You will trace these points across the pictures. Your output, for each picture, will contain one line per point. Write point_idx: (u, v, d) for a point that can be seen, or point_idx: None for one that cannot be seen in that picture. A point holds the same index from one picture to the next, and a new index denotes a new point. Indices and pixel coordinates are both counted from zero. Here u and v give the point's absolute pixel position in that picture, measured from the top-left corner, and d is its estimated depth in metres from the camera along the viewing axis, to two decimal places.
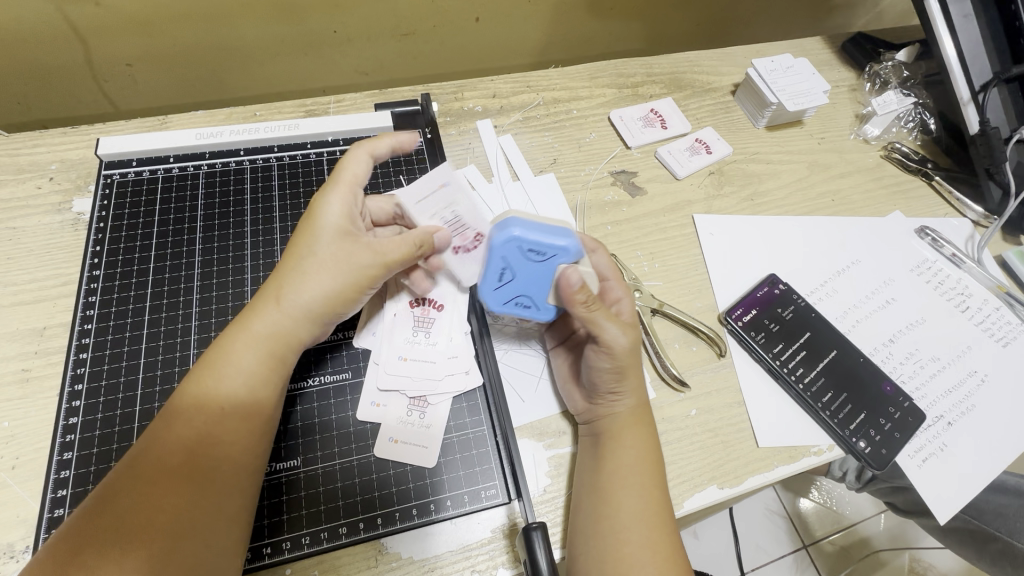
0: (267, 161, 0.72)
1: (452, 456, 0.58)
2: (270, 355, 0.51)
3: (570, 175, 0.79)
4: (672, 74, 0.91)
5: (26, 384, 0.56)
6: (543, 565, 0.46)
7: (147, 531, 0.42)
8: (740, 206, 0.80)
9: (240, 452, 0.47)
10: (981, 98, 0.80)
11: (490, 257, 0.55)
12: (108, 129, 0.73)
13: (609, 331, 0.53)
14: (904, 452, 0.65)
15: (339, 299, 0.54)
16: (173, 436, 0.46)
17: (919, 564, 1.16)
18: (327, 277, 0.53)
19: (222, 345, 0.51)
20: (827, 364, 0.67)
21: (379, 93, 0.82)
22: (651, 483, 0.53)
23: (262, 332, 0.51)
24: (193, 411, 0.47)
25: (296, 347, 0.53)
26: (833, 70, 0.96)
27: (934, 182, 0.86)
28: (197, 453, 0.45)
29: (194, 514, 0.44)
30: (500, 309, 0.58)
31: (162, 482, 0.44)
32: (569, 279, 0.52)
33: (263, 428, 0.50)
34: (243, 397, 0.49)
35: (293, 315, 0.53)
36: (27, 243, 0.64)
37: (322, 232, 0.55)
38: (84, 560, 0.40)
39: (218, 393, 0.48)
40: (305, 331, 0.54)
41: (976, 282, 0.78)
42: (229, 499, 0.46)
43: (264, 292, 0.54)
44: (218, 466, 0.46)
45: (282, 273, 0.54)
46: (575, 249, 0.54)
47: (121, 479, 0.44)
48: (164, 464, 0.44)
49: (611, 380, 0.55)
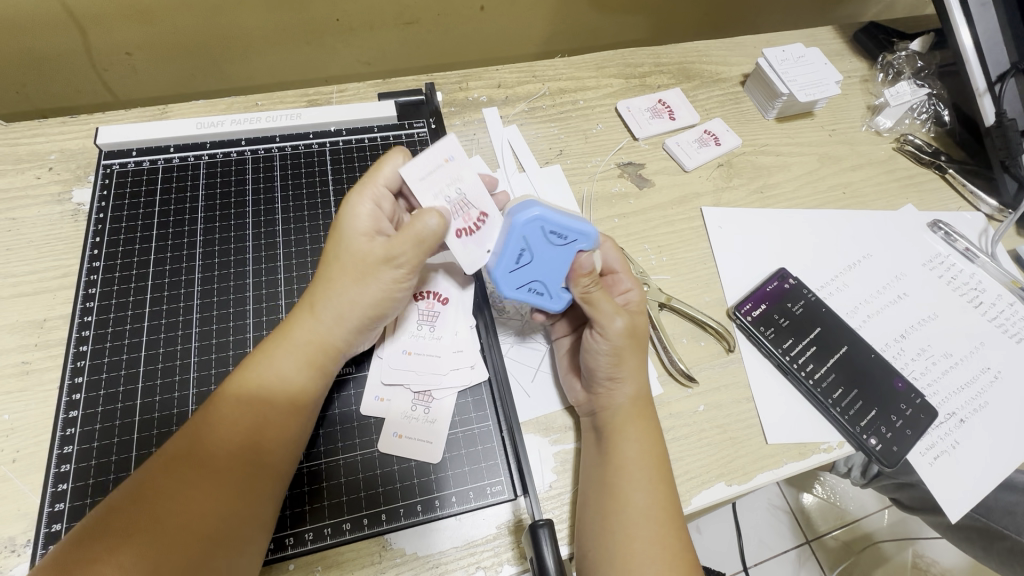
0: (268, 152, 0.71)
1: (457, 451, 0.57)
2: (310, 363, 0.50)
3: (576, 167, 0.78)
4: (680, 64, 0.89)
5: (26, 376, 0.56)
6: (549, 562, 0.45)
7: (184, 535, 0.41)
8: (750, 199, 0.79)
9: (277, 462, 0.47)
10: (998, 89, 0.78)
11: (509, 237, 0.53)
12: (108, 118, 0.72)
13: (614, 317, 0.54)
14: (915, 449, 0.64)
15: (374, 305, 0.52)
16: (214, 439, 0.45)
17: (922, 559, 1.17)
18: (358, 281, 0.51)
19: (265, 350, 0.50)
20: (838, 360, 0.66)
21: (383, 83, 0.81)
22: (660, 479, 0.52)
23: (304, 340, 0.50)
24: (236, 415, 0.47)
25: (336, 357, 0.52)
26: (844, 60, 0.94)
27: (947, 175, 0.84)
28: (237, 459, 0.45)
29: (231, 521, 0.43)
30: (512, 295, 0.56)
31: (202, 485, 0.43)
32: (581, 263, 0.55)
33: (301, 438, 0.50)
34: (284, 406, 0.49)
35: (332, 323, 0.51)
36: (26, 233, 0.63)
37: (356, 235, 0.53)
38: (117, 558, 0.39)
39: (260, 400, 0.48)
40: (344, 341, 0.53)
41: (990, 277, 0.76)
42: (265, 507, 0.46)
43: (304, 297, 0.53)
44: (259, 474, 0.46)
45: (322, 278, 0.53)
46: (594, 235, 0.54)
47: (160, 477, 0.43)
48: (205, 467, 0.44)
49: (609, 364, 0.55)
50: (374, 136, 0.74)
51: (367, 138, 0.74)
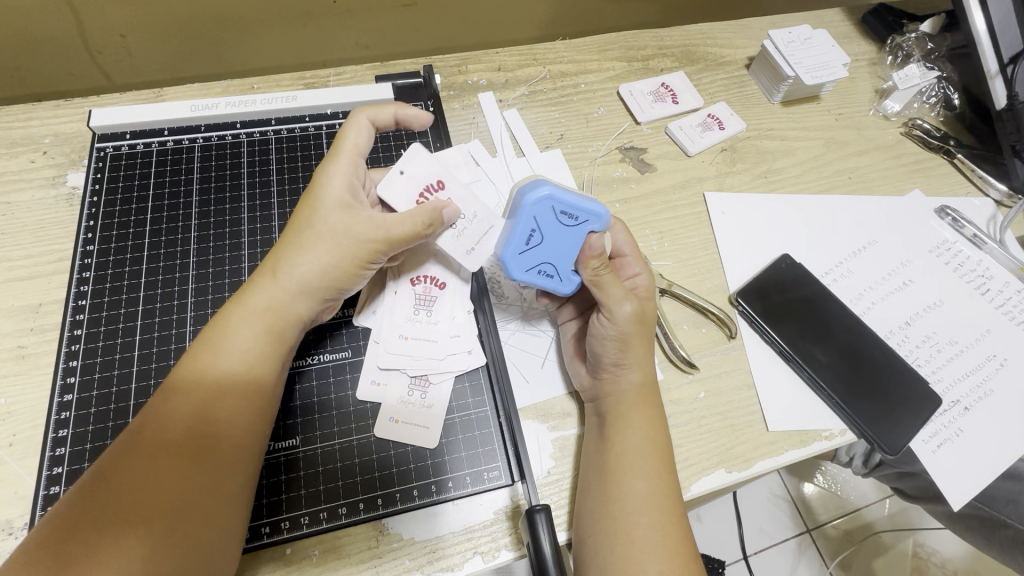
0: (264, 135, 0.70)
1: (454, 436, 0.57)
2: (269, 330, 0.50)
3: (577, 151, 0.76)
4: (684, 47, 0.87)
5: (22, 360, 0.55)
6: (545, 546, 0.45)
7: (145, 508, 0.41)
8: (753, 183, 0.78)
9: (238, 428, 0.46)
10: (1010, 71, 0.77)
11: (521, 218, 0.54)
12: (102, 101, 0.71)
13: (623, 302, 0.54)
14: (919, 437, 0.63)
15: (339, 274, 0.52)
16: (169, 413, 0.45)
17: (923, 548, 1.17)
18: (326, 252, 0.51)
19: (218, 320, 0.49)
20: (841, 346, 0.65)
21: (380, 65, 0.79)
22: (658, 465, 0.51)
23: (262, 307, 0.50)
24: (190, 386, 0.46)
25: (296, 322, 0.52)
26: (852, 43, 0.92)
27: (956, 160, 0.83)
28: (195, 429, 0.45)
29: (192, 491, 0.43)
30: (522, 278, 0.56)
31: (158, 458, 0.43)
32: (592, 245, 0.55)
33: (261, 404, 0.49)
34: (242, 373, 0.48)
35: (292, 289, 0.51)
36: (21, 217, 0.62)
37: (322, 203, 0.53)
38: (82, 538, 0.39)
39: (215, 369, 0.47)
40: (305, 307, 0.52)
41: (998, 265, 0.75)
42: (227, 474, 0.45)
43: (261, 267, 0.52)
44: (217, 442, 0.45)
45: (280, 248, 0.52)
46: (607, 218, 0.55)
47: (115, 455, 0.43)
48: (163, 439, 0.43)
49: (615, 349, 0.54)
50: None
51: None
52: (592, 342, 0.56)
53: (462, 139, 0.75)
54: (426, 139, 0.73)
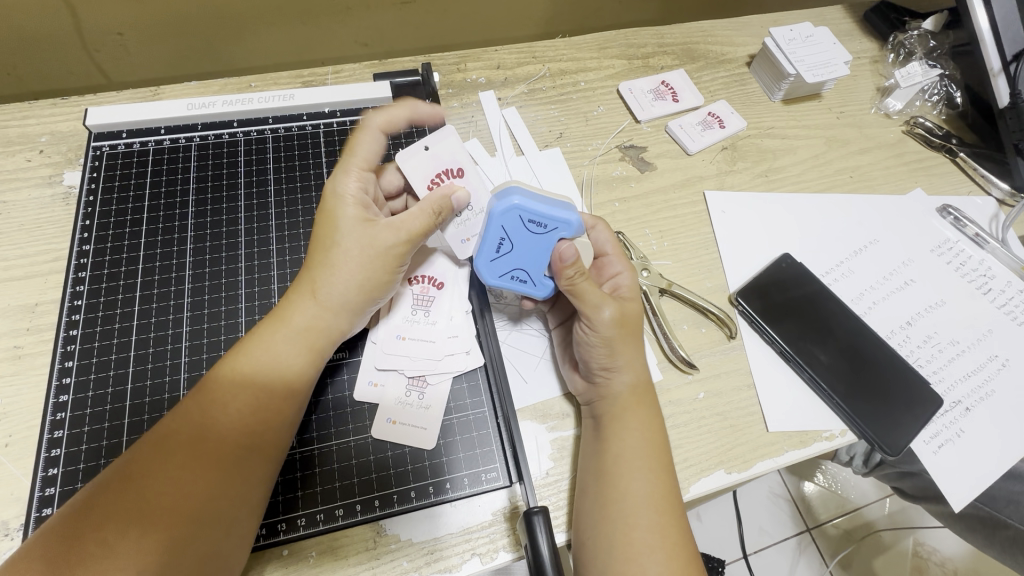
0: (261, 133, 0.69)
1: (452, 437, 0.56)
2: (305, 345, 0.49)
3: (576, 150, 0.76)
4: (684, 45, 0.87)
5: (17, 361, 0.55)
6: (543, 549, 0.44)
7: (171, 515, 0.41)
8: (754, 182, 0.77)
9: (268, 443, 0.46)
10: (1013, 69, 0.76)
11: (490, 226, 0.55)
12: (99, 100, 0.70)
13: (601, 308, 0.53)
14: (919, 438, 0.63)
15: (371, 289, 0.52)
16: (206, 422, 0.44)
17: (923, 547, 1.16)
18: (355, 264, 0.51)
19: (259, 330, 0.49)
20: (842, 347, 0.65)
21: (379, 64, 0.79)
22: (657, 466, 0.51)
23: (301, 323, 0.49)
24: (226, 397, 0.45)
25: (332, 340, 0.51)
26: (854, 41, 0.91)
27: (958, 159, 0.82)
28: (228, 442, 0.44)
29: (217, 506, 0.43)
30: (496, 284, 0.57)
31: (190, 469, 0.43)
32: (563, 254, 0.53)
33: (290, 424, 0.48)
34: (277, 388, 0.47)
35: (330, 306, 0.50)
36: (17, 217, 0.62)
37: (348, 218, 0.52)
38: (103, 536, 0.39)
39: (250, 381, 0.47)
40: (342, 324, 0.52)
41: (999, 264, 0.75)
42: (253, 492, 0.45)
43: (300, 280, 0.52)
44: (247, 458, 0.45)
45: (317, 259, 0.52)
46: (577, 224, 0.54)
47: (146, 458, 0.42)
48: (196, 447, 0.43)
49: (602, 355, 0.54)
50: None
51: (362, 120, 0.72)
52: (579, 347, 0.56)
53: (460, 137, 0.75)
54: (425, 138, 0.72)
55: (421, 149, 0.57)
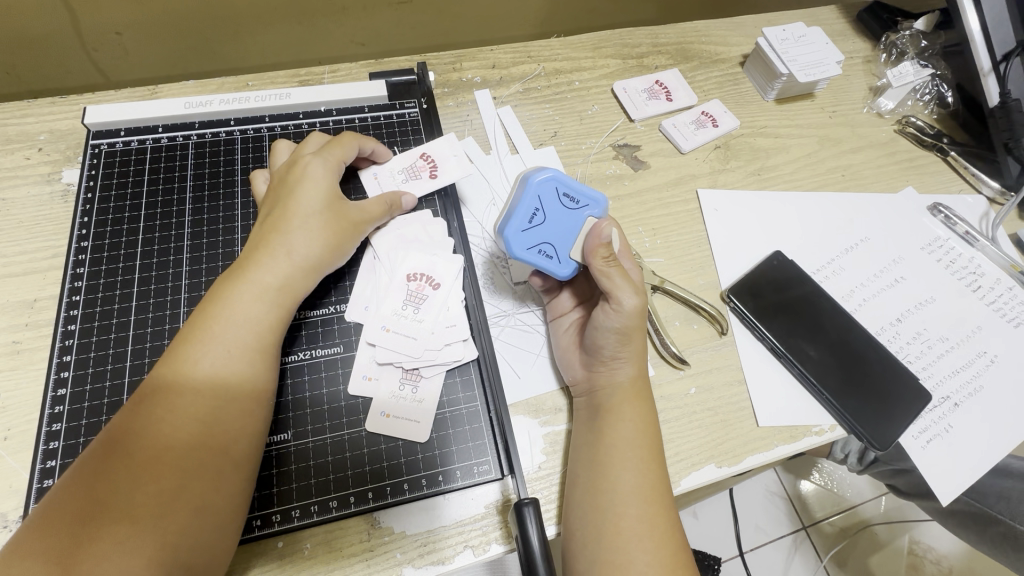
0: (258, 132, 0.70)
1: (445, 431, 0.57)
2: (268, 304, 0.52)
3: (570, 149, 0.77)
4: (678, 45, 0.87)
5: (16, 356, 0.56)
6: (533, 540, 0.45)
7: (155, 478, 0.43)
8: (747, 180, 0.78)
9: (245, 397, 0.48)
10: (1002, 68, 0.77)
11: (525, 197, 0.57)
12: (98, 98, 0.71)
13: (627, 291, 0.54)
14: (908, 432, 0.64)
15: (330, 252, 0.57)
16: (183, 380, 0.47)
17: (918, 545, 1.17)
18: (317, 232, 0.56)
19: (218, 293, 0.51)
20: (831, 342, 0.65)
21: (375, 63, 0.79)
22: (647, 459, 0.52)
23: (259, 283, 0.52)
24: (197, 356, 0.48)
25: (295, 295, 0.54)
26: (847, 41, 0.92)
27: (949, 157, 0.83)
28: (207, 395, 0.47)
29: (198, 465, 0.44)
30: (522, 256, 0.56)
31: (171, 424, 0.45)
32: (599, 233, 0.55)
33: (268, 375, 0.51)
34: (248, 342, 0.50)
35: (291, 266, 0.54)
36: (17, 214, 0.63)
37: (309, 190, 0.57)
38: (94, 510, 0.40)
39: (223, 338, 0.49)
40: (304, 283, 0.55)
41: (989, 262, 0.75)
42: (238, 442, 0.47)
43: (256, 244, 0.55)
44: (227, 409, 0.47)
45: (274, 226, 0.55)
46: (605, 205, 0.58)
47: (127, 424, 0.44)
48: (171, 411, 0.45)
49: (615, 343, 0.55)
50: (365, 116, 0.73)
51: (358, 118, 0.73)
52: (594, 333, 0.56)
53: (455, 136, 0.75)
54: (420, 135, 0.73)
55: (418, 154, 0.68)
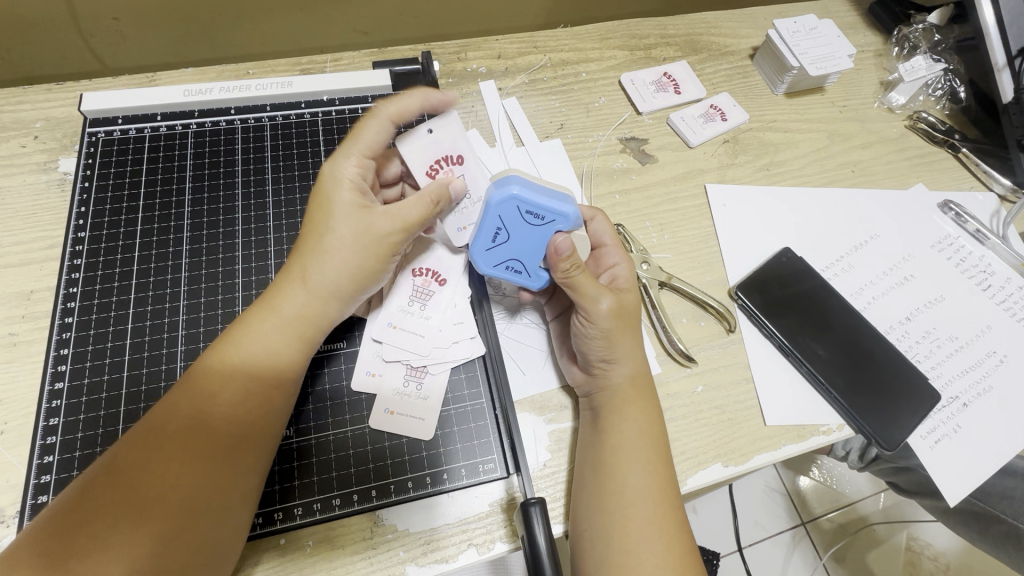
0: (259, 121, 0.69)
1: (450, 428, 0.56)
2: (296, 336, 0.49)
3: (577, 141, 0.75)
4: (687, 36, 0.86)
5: (13, 348, 0.55)
6: (540, 540, 0.45)
7: (161, 507, 0.41)
8: (755, 175, 0.77)
9: (263, 435, 0.46)
10: (1018, 64, 0.76)
11: (486, 216, 0.54)
12: (94, 85, 0.69)
13: (600, 301, 0.53)
14: (916, 433, 0.63)
15: (363, 275, 0.51)
16: (200, 406, 0.44)
17: (916, 542, 1.17)
18: (348, 254, 0.50)
19: (247, 317, 0.48)
20: (840, 342, 0.65)
21: (378, 51, 0.78)
22: (654, 458, 0.51)
23: (288, 310, 0.48)
24: (215, 387, 0.45)
25: (321, 327, 0.50)
26: (858, 34, 0.91)
27: (960, 154, 0.81)
28: (221, 433, 0.44)
29: (208, 502, 0.43)
30: (489, 273, 0.57)
31: (181, 458, 0.42)
32: (558, 248, 0.53)
33: (282, 413, 0.48)
34: (268, 377, 0.47)
35: (319, 294, 0.49)
36: (13, 203, 0.62)
37: (345, 207, 0.51)
38: (91, 529, 0.39)
39: (242, 371, 0.46)
40: (332, 310, 0.51)
41: (999, 260, 0.75)
42: (245, 481, 0.45)
43: (289, 267, 0.51)
44: (239, 446, 0.45)
45: (304, 246, 0.51)
46: (575, 217, 0.54)
47: (133, 445, 0.42)
48: (186, 439, 0.43)
49: (601, 348, 0.54)
50: (368, 105, 0.72)
51: (361, 108, 0.71)
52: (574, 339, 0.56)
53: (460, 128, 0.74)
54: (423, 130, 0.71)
55: (423, 132, 0.56)
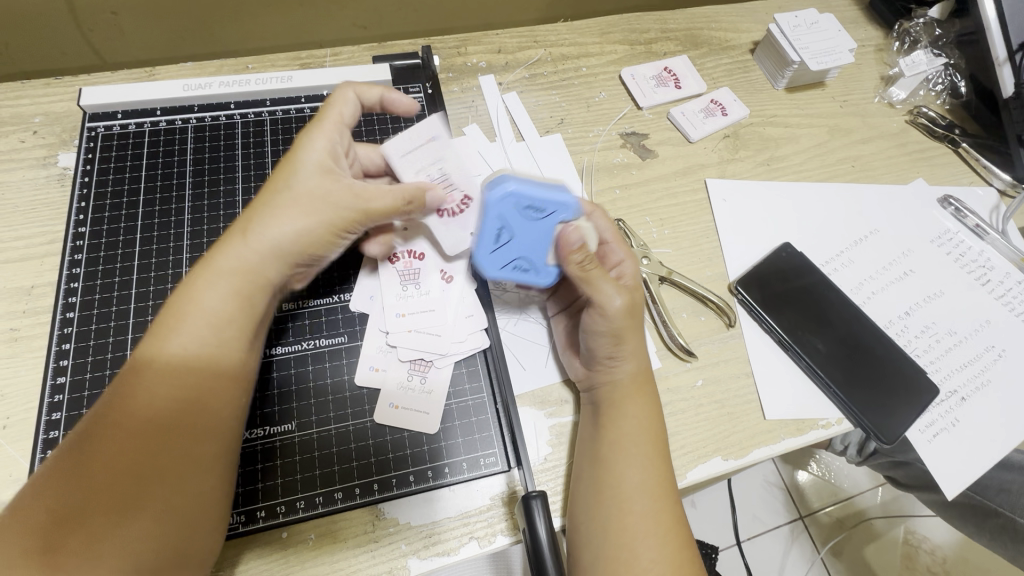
0: (258, 116, 0.68)
1: (451, 423, 0.56)
2: (239, 291, 0.47)
3: (578, 136, 0.75)
4: (687, 30, 0.85)
5: (14, 343, 0.55)
6: (541, 533, 0.45)
7: (127, 498, 0.40)
8: (756, 170, 0.77)
9: (218, 404, 0.45)
10: (1018, 58, 0.76)
11: (486, 218, 0.54)
12: (94, 80, 0.69)
13: (613, 296, 0.53)
14: (915, 428, 0.63)
15: (316, 236, 0.50)
16: (140, 393, 0.42)
17: (913, 535, 1.18)
18: (302, 215, 0.49)
19: (184, 286, 0.47)
20: (839, 336, 0.65)
21: (377, 46, 0.77)
22: (653, 451, 0.51)
23: (228, 266, 0.47)
24: (159, 367, 0.43)
25: (267, 282, 0.49)
26: (859, 29, 0.90)
27: (960, 149, 0.82)
28: (173, 384, 0.43)
29: (174, 482, 0.42)
30: (497, 275, 0.56)
31: (133, 446, 0.41)
32: (570, 238, 0.52)
33: (236, 376, 0.47)
34: (213, 350, 0.45)
35: (262, 249, 0.48)
36: (13, 199, 0.61)
37: (303, 166, 0.51)
38: (66, 538, 0.38)
39: (184, 348, 0.44)
40: (278, 267, 0.50)
41: (999, 255, 0.75)
42: (208, 452, 0.44)
43: (233, 226, 0.50)
44: (193, 420, 0.43)
45: (255, 206, 0.50)
46: (575, 206, 0.55)
47: (82, 444, 0.41)
48: (135, 424, 0.41)
49: (608, 344, 0.54)
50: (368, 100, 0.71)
51: None
52: (584, 337, 0.56)
53: (460, 122, 0.74)
54: None
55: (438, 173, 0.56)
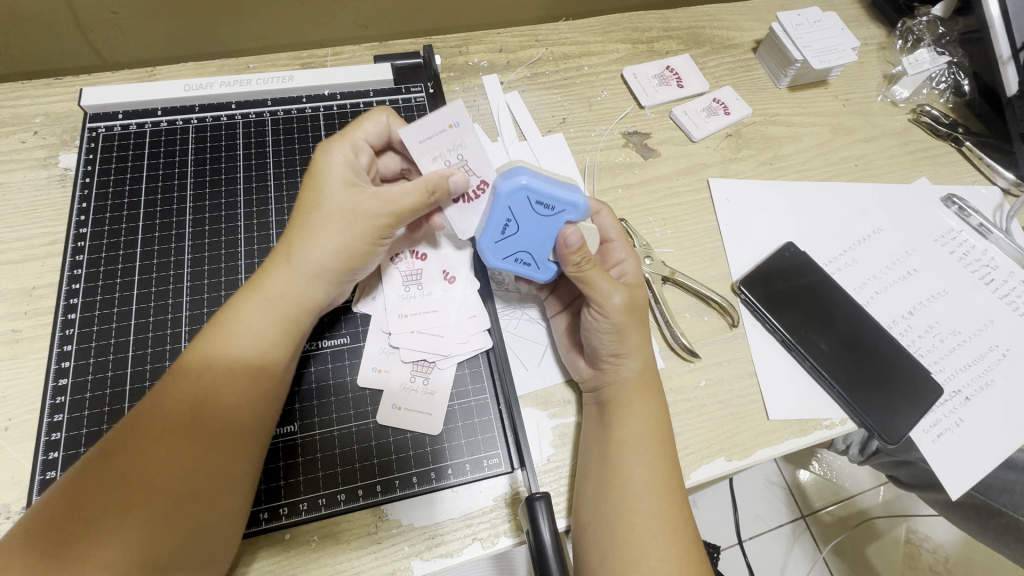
0: (260, 116, 0.68)
1: (454, 423, 0.56)
2: (281, 314, 0.49)
3: (580, 136, 0.75)
4: (689, 29, 0.85)
5: (16, 344, 0.55)
6: (545, 535, 0.45)
7: (146, 503, 0.41)
8: (758, 170, 0.76)
9: (247, 421, 0.46)
10: (1022, 56, 0.76)
11: (495, 208, 0.54)
12: (94, 80, 0.69)
13: (612, 293, 0.53)
14: (919, 427, 0.63)
15: (350, 258, 0.51)
16: (177, 402, 0.44)
17: (915, 534, 1.18)
18: (337, 234, 0.51)
19: (230, 304, 0.49)
20: (843, 336, 0.65)
21: (379, 46, 0.77)
22: (657, 452, 0.51)
23: (273, 290, 0.49)
24: (198, 379, 0.45)
25: (307, 309, 0.51)
26: (861, 27, 0.90)
27: (964, 148, 0.81)
28: (207, 398, 0.45)
29: (193, 494, 0.42)
30: (499, 266, 0.56)
31: (164, 452, 0.42)
32: (569, 239, 0.52)
33: (269, 397, 0.48)
34: (250, 369, 0.47)
35: (305, 273, 0.50)
36: (14, 199, 0.61)
37: (340, 187, 0.52)
38: (79, 531, 0.39)
39: (227, 363, 0.46)
40: (318, 291, 0.51)
41: (1002, 254, 0.75)
42: (234, 467, 0.45)
43: (278, 248, 0.52)
44: (223, 436, 0.44)
45: (295, 227, 0.52)
46: (584, 206, 0.54)
47: (118, 442, 0.43)
48: (169, 430, 0.43)
49: (611, 341, 0.54)
50: (369, 100, 0.71)
51: (363, 102, 0.71)
52: (586, 334, 0.55)
53: None
54: None
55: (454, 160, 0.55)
